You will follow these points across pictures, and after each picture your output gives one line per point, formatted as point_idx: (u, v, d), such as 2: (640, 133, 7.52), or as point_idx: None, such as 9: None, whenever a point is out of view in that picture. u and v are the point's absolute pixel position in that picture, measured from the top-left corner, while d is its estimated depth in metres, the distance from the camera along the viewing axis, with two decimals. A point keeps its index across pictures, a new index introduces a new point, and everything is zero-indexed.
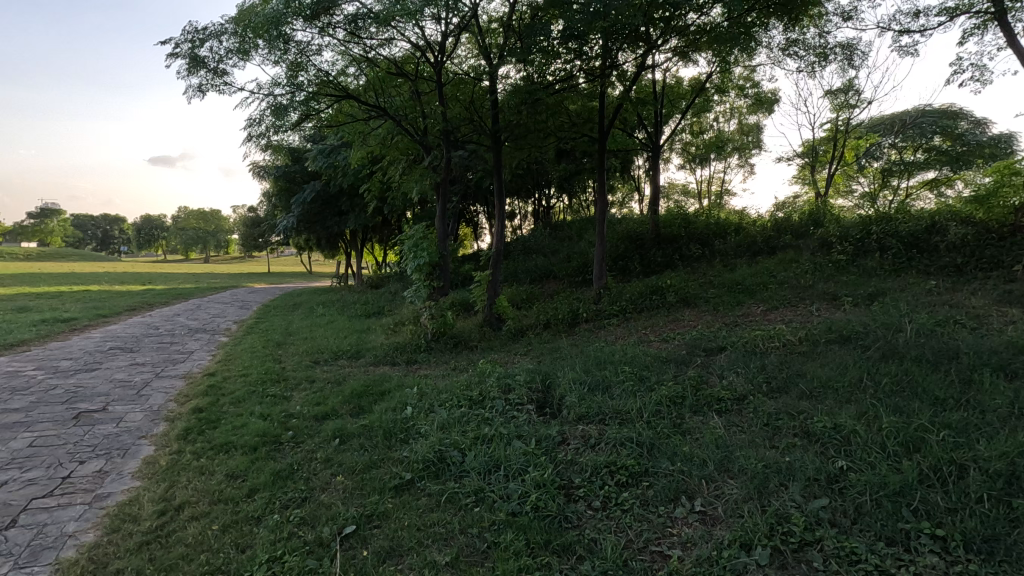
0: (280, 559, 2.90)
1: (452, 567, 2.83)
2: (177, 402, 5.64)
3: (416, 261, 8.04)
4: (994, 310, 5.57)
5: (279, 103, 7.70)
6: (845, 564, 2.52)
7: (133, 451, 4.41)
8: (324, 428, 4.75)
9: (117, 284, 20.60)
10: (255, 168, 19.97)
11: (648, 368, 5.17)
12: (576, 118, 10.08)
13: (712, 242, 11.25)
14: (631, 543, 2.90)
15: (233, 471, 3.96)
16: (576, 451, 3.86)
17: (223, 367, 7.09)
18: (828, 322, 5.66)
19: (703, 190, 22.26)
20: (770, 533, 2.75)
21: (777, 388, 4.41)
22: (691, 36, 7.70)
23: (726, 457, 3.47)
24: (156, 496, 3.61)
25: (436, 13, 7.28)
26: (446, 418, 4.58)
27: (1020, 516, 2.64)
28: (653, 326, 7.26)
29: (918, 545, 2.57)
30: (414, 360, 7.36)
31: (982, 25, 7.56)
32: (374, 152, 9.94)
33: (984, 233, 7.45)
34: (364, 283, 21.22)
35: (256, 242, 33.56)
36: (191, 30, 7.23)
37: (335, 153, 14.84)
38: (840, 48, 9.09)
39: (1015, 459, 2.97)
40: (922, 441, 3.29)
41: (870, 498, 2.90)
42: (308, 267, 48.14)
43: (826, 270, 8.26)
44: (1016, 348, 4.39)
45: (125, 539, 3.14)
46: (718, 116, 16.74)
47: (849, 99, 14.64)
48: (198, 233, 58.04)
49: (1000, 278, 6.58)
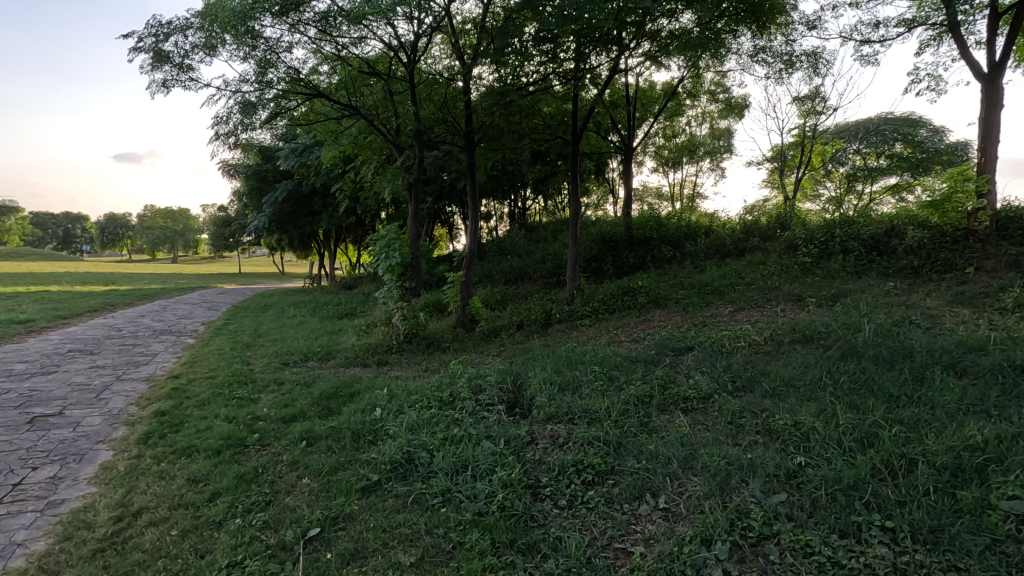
0: (240, 564, 2.86)
1: (416, 567, 2.83)
2: (139, 406, 5.50)
3: (388, 261, 7.96)
4: (947, 310, 5.80)
5: (247, 101, 7.56)
6: (800, 556, 2.60)
7: (90, 456, 4.27)
8: (291, 430, 4.69)
9: (79, 284, 20.08)
10: (224, 167, 19.59)
11: (617, 367, 5.22)
12: (550, 120, 9.92)
13: (683, 244, 11.44)
14: (595, 541, 2.93)
15: (195, 475, 3.87)
16: (544, 451, 3.88)
17: (188, 370, 6.92)
18: (791, 322, 5.83)
19: (676, 193, 22.64)
20: (730, 528, 2.82)
21: (742, 386, 4.52)
22: (662, 41, 7.80)
23: (690, 455, 3.53)
24: (113, 501, 3.51)
25: (408, 12, 7.23)
26: (415, 419, 4.55)
27: (963, 507, 2.76)
28: (624, 326, 7.36)
29: (869, 537, 2.67)
30: (385, 361, 7.33)
31: (937, 36, 7.88)
32: (346, 152, 9.86)
33: (938, 237, 7.73)
34: (336, 283, 21.00)
35: (226, 242, 32.93)
36: (155, 23, 7.05)
37: (307, 152, 14.64)
38: (805, 56, 9.35)
39: (961, 453, 3.10)
40: (875, 437, 3.40)
41: (825, 492, 3.00)
42: (280, 267, 47.40)
43: (791, 272, 8.51)
44: (964, 347, 4.58)
45: (79, 547, 3.04)
46: (689, 121, 16.81)
47: (816, 106, 15.02)
48: (164, 232, 56.57)
49: (953, 279, 6.85)
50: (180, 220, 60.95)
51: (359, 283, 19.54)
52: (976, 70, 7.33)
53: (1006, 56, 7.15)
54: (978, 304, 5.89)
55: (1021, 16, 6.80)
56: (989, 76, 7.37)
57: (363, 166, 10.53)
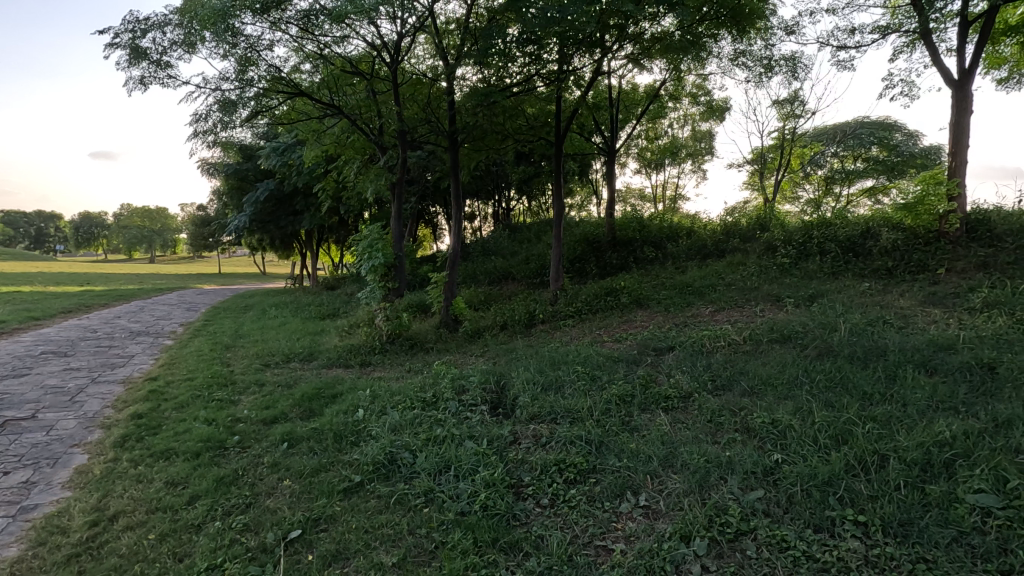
0: (220, 566, 2.85)
1: (399, 567, 2.84)
2: (115, 409, 5.39)
3: (371, 262, 7.91)
4: (919, 310, 5.96)
5: (227, 99, 7.45)
6: (776, 551, 2.66)
7: (64, 460, 4.18)
8: (272, 432, 4.64)
9: (52, 284, 19.68)
10: (203, 166, 19.29)
11: (600, 367, 5.26)
12: (533, 121, 9.92)
13: (665, 245, 11.57)
14: (577, 538, 2.97)
15: (173, 478, 3.81)
16: (526, 451, 3.90)
17: (166, 372, 6.80)
18: (770, 322, 5.93)
19: (659, 195, 22.85)
20: (708, 524, 2.87)
21: (722, 385, 4.59)
22: (645, 44, 7.89)
23: (671, 453, 3.58)
24: (87, 506, 3.44)
25: (391, 12, 7.22)
26: (398, 419, 4.54)
27: (932, 501, 2.84)
28: (607, 326, 7.42)
29: (842, 531, 2.74)
30: (368, 362, 7.29)
31: (910, 43, 8.07)
32: (329, 151, 9.79)
33: (911, 238, 7.92)
34: (319, 283, 20.79)
35: (205, 242, 32.50)
36: (131, 19, 6.92)
37: (289, 151, 14.51)
38: (784, 61, 9.52)
39: (931, 448, 3.19)
40: (850, 434, 3.49)
41: (801, 488, 3.07)
42: (261, 268, 46.84)
43: (770, 273, 8.67)
44: (936, 346, 4.71)
45: (53, 552, 2.99)
46: (672, 123, 17.06)
47: (795, 109, 15.28)
48: (142, 232, 55.33)
49: (926, 280, 7.03)
50: (157, 219, 59.85)
51: (342, 283, 19.39)
52: (947, 77, 7.54)
53: (975, 64, 7.36)
54: (949, 304, 6.06)
55: (989, 25, 7.01)
56: (958, 83, 7.59)
57: (346, 165, 10.46)
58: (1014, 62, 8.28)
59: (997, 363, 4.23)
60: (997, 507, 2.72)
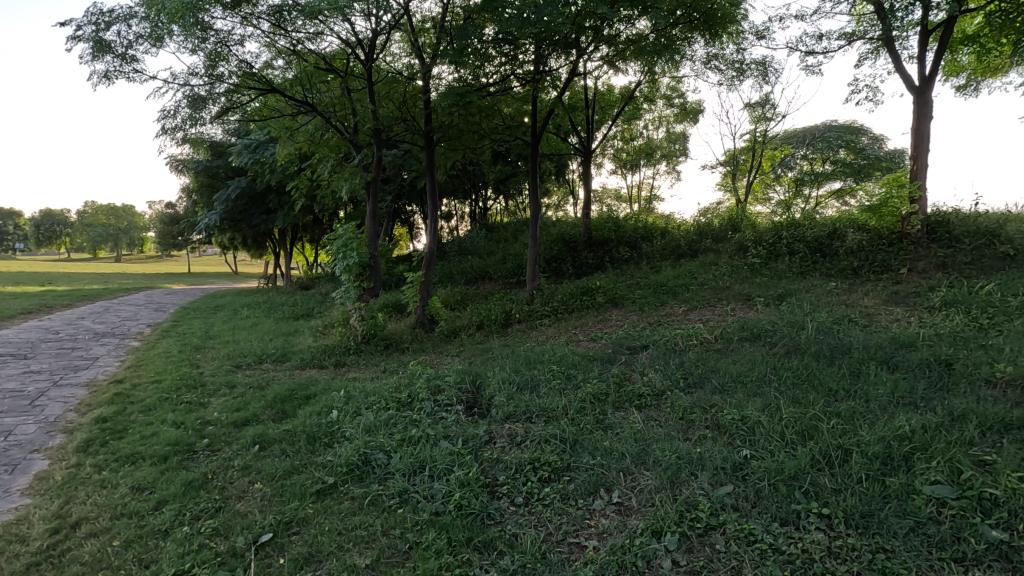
0: (189, 571, 2.80)
1: (372, 568, 2.83)
2: (78, 413, 5.23)
3: (345, 261, 7.77)
4: (882, 309, 6.12)
5: (196, 95, 7.29)
6: (744, 545, 2.72)
7: (23, 466, 4.04)
8: (244, 434, 4.55)
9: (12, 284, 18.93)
10: (171, 162, 18.81)
11: (575, 366, 5.30)
12: (509, 120, 9.92)
13: (640, 245, 11.71)
14: (550, 536, 3.00)
15: (139, 483, 3.72)
16: (501, 450, 3.92)
17: (132, 374, 6.60)
18: (740, 321, 6.02)
19: (635, 195, 23.10)
20: (679, 520, 2.93)
21: (693, 383, 4.67)
22: (620, 46, 7.94)
23: (643, 450, 3.63)
24: (48, 513, 3.33)
25: (366, 10, 7.17)
26: (372, 420, 4.51)
27: (892, 493, 2.94)
28: (582, 325, 7.46)
29: (807, 524, 2.83)
30: (343, 362, 7.21)
31: (874, 49, 8.32)
32: (302, 149, 9.66)
33: (876, 239, 8.16)
34: (293, 283, 20.43)
35: (174, 241, 31.65)
36: (95, 11, 6.72)
37: (261, 149, 14.29)
38: (755, 65, 9.72)
39: (891, 442, 3.30)
40: (815, 429, 3.60)
41: (769, 483, 3.14)
42: (233, 267, 45.97)
43: (741, 272, 8.85)
44: (897, 343, 4.87)
45: (11, 562, 2.89)
46: (648, 125, 17.23)
47: (766, 112, 15.62)
48: (107, 231, 53.74)
49: (889, 280, 7.26)
50: (123, 218, 58.21)
51: (316, 283, 19.10)
52: (909, 82, 7.80)
53: (934, 71, 7.63)
54: (910, 304, 6.27)
55: (947, 34, 7.26)
56: (919, 88, 7.85)
57: (319, 163, 10.31)
58: (972, 70, 8.64)
59: (954, 360, 4.40)
60: (951, 497, 2.83)
